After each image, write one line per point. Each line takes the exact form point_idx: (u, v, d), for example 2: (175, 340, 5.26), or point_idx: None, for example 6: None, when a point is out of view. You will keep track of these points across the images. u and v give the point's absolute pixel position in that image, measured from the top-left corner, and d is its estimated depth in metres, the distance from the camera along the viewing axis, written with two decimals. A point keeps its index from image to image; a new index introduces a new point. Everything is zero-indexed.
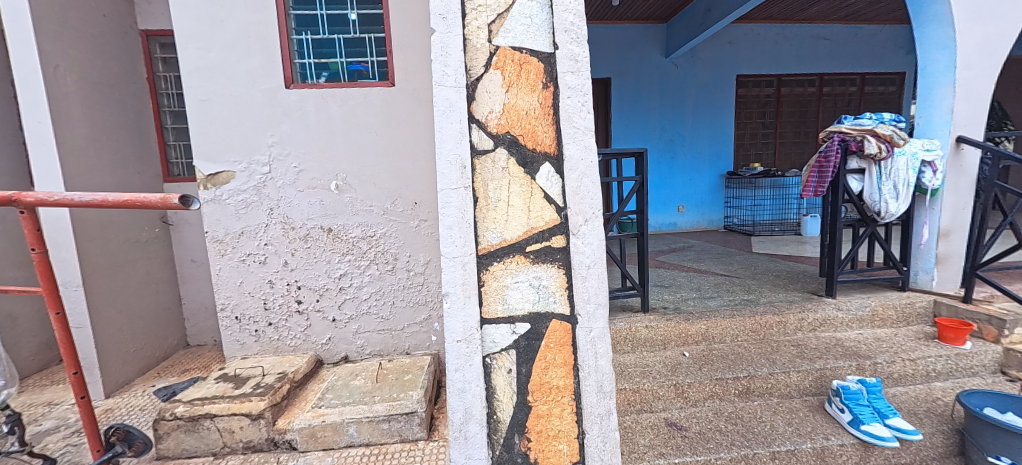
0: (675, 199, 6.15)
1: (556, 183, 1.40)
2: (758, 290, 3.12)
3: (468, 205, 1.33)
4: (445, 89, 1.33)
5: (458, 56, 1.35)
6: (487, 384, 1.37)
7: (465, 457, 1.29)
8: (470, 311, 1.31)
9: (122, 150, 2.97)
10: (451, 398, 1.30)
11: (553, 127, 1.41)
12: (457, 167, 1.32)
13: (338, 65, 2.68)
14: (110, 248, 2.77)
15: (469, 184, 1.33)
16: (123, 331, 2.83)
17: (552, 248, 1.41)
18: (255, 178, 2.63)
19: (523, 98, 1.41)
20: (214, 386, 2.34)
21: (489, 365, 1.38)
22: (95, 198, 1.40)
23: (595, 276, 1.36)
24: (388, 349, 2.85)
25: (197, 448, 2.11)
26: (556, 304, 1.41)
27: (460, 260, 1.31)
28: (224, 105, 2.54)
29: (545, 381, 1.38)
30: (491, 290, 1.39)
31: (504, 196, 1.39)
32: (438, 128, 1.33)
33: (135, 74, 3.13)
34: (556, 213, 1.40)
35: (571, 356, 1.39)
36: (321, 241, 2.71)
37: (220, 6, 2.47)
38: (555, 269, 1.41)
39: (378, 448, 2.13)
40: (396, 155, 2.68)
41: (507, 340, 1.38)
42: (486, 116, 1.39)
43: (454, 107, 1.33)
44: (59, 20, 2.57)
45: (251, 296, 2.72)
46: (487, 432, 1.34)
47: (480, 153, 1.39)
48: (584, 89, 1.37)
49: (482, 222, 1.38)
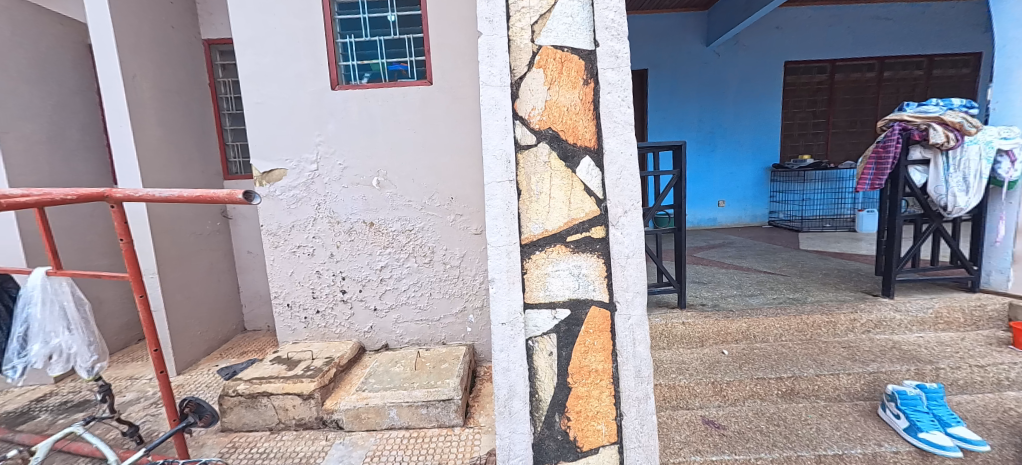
0: (715, 193, 5.91)
1: (596, 176, 1.41)
2: (807, 288, 2.96)
3: (512, 197, 1.36)
4: (491, 88, 1.37)
5: (502, 57, 1.37)
6: (530, 366, 1.40)
7: (509, 431, 1.34)
8: (514, 295, 1.35)
9: (189, 150, 3.24)
10: (495, 376, 1.35)
11: (594, 122, 1.41)
12: (502, 162, 1.35)
13: (379, 66, 2.78)
14: (180, 239, 3.03)
15: (513, 178, 1.36)
16: (190, 315, 3.10)
17: (592, 238, 1.42)
18: (304, 175, 2.79)
19: (564, 95, 1.41)
20: (270, 367, 2.53)
21: (531, 348, 1.40)
22: (172, 193, 1.54)
23: (634, 266, 1.35)
24: (425, 338, 2.96)
25: (256, 423, 2.30)
26: (596, 292, 1.41)
27: (504, 248, 1.35)
28: (276, 107, 2.72)
29: (584, 365, 1.40)
30: (533, 278, 1.41)
31: (546, 189, 1.41)
32: (484, 125, 1.37)
33: (199, 80, 3.39)
34: (595, 205, 1.41)
35: (610, 342, 1.40)
36: (364, 235, 2.84)
37: (274, 14, 2.64)
38: (594, 258, 1.42)
39: (416, 432, 2.22)
40: (433, 152, 2.75)
41: (548, 324, 1.41)
42: (529, 113, 1.41)
43: (499, 105, 1.36)
44: (136, 33, 2.84)
45: (301, 285, 2.91)
46: (529, 409, 1.38)
47: (523, 148, 1.41)
48: (624, 85, 1.36)
49: (524, 213, 1.40)
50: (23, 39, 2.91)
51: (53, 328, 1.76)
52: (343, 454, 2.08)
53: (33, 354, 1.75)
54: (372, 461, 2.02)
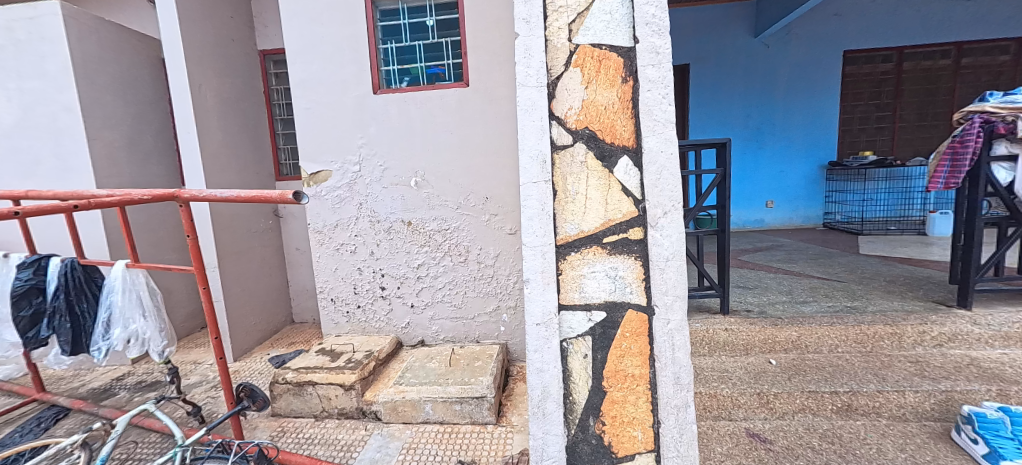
0: (762, 193, 5.60)
1: (634, 176, 1.37)
2: (866, 296, 2.74)
3: (548, 198, 1.35)
4: (527, 89, 1.37)
5: (540, 57, 1.37)
6: (564, 367, 1.39)
7: (542, 432, 1.34)
8: (549, 296, 1.35)
9: (246, 153, 3.48)
10: (529, 377, 1.35)
11: (633, 121, 1.38)
12: (538, 162, 1.35)
13: (418, 69, 2.85)
14: (237, 236, 3.27)
15: (549, 178, 1.36)
16: (246, 306, 3.33)
17: (629, 240, 1.39)
18: (348, 176, 2.92)
19: (602, 94, 1.39)
20: (315, 358, 2.67)
21: (565, 349, 1.39)
22: (232, 194, 1.67)
23: (674, 269, 1.31)
24: (459, 336, 3.01)
25: (302, 410, 2.43)
26: (633, 295, 1.38)
27: (539, 249, 1.35)
28: (323, 111, 2.86)
29: (620, 369, 1.37)
30: (568, 279, 1.40)
31: (582, 189, 1.39)
32: (520, 125, 1.37)
33: (255, 87, 3.64)
34: (633, 206, 1.38)
35: (647, 346, 1.37)
36: (402, 234, 2.93)
37: (321, 24, 2.78)
38: (632, 260, 1.39)
39: (450, 427, 2.26)
40: (468, 153, 2.79)
41: (583, 326, 1.39)
42: (565, 113, 1.40)
43: (535, 106, 1.36)
44: (201, 46, 3.08)
45: (344, 280, 3.04)
46: (563, 411, 1.37)
47: (560, 148, 1.40)
48: (666, 81, 1.31)
49: (560, 214, 1.39)
50: (108, 55, 3.24)
51: (130, 315, 1.96)
52: (381, 445, 2.16)
53: (115, 338, 1.95)
54: (407, 453, 2.08)
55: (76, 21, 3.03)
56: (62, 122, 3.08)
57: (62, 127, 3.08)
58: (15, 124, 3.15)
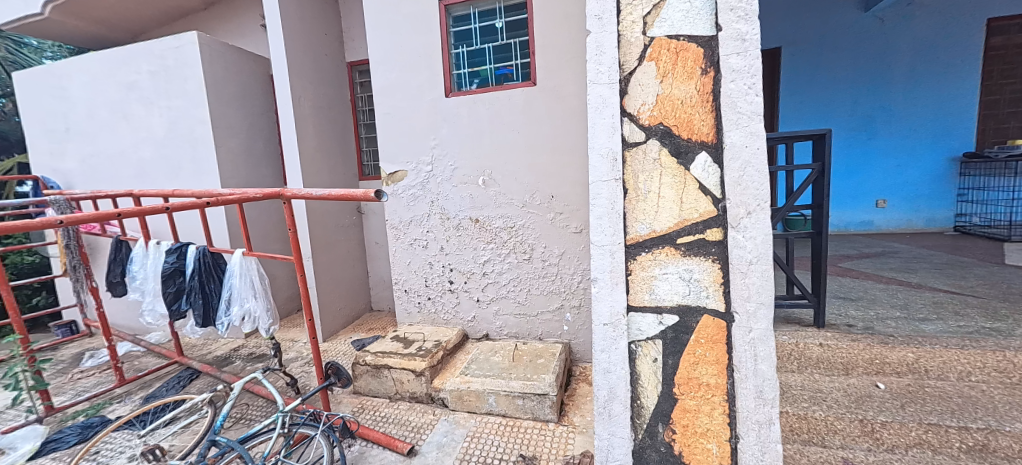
0: (870, 191, 4.90)
1: (713, 173, 1.28)
2: (1011, 316, 2.27)
3: (618, 196, 1.32)
4: (598, 86, 1.34)
5: (612, 53, 1.33)
6: (632, 370, 1.35)
7: (607, 433, 1.33)
8: (618, 296, 1.32)
9: (335, 155, 3.85)
10: (595, 376, 1.34)
11: (713, 115, 1.28)
12: (608, 160, 1.33)
13: (487, 71, 2.92)
14: (327, 230, 3.63)
15: (619, 176, 1.32)
16: (333, 293, 3.69)
17: (707, 241, 1.30)
18: (421, 176, 3.09)
19: (679, 87, 1.31)
20: (390, 344, 2.88)
21: (633, 352, 1.35)
22: (325, 192, 1.86)
23: (759, 273, 1.20)
24: (523, 332, 3.04)
25: (379, 390, 2.64)
26: (710, 300, 1.29)
27: (608, 248, 1.32)
28: (400, 115, 3.06)
29: (693, 376, 1.30)
30: (638, 280, 1.35)
31: (655, 187, 1.33)
32: (590, 123, 1.35)
33: (343, 95, 4.00)
34: (712, 205, 1.28)
35: (724, 355, 1.27)
36: (470, 231, 3.03)
37: (400, 34, 2.97)
38: (709, 262, 1.30)
39: (513, 421, 2.30)
40: (534, 152, 2.81)
41: (653, 330, 1.33)
42: (638, 109, 1.34)
43: (606, 103, 1.33)
44: (300, 61, 3.47)
45: (416, 273, 3.23)
46: (631, 415, 1.33)
47: (631, 145, 1.35)
48: (752, 70, 1.21)
49: (629, 213, 1.34)
50: (230, 73, 3.78)
51: (245, 295, 2.27)
52: (447, 430, 2.27)
53: (234, 315, 2.27)
54: (471, 442, 2.17)
55: (206, 46, 3.57)
56: (196, 132, 3.66)
57: (196, 136, 3.66)
58: (163, 135, 3.81)
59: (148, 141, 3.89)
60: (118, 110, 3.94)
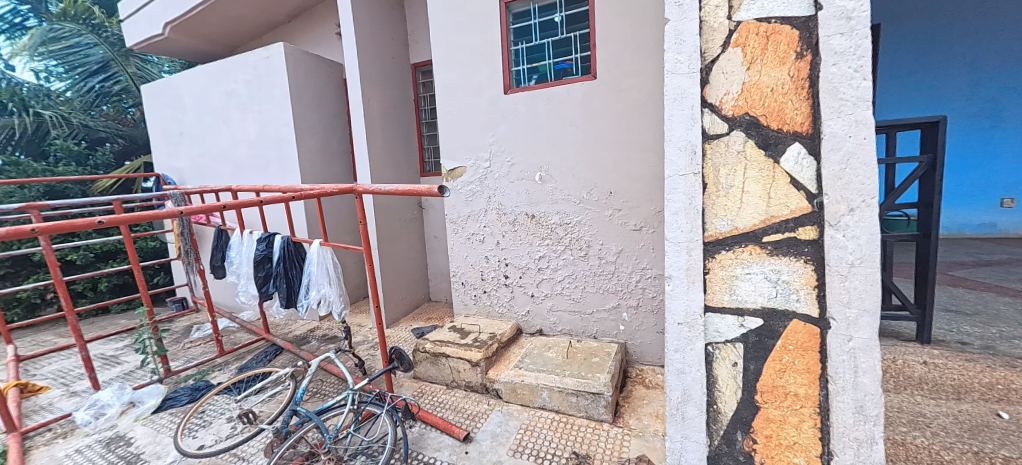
0: (997, 186, 4.46)
1: (808, 166, 1.17)
2: None
3: (697, 191, 1.26)
4: (677, 77, 1.27)
5: (693, 41, 1.25)
6: (708, 373, 1.29)
7: (681, 436, 1.30)
8: (694, 296, 1.26)
9: (399, 153, 4.06)
10: (668, 377, 1.31)
11: (808, 102, 1.17)
12: (687, 154, 1.26)
13: (546, 66, 2.90)
14: (392, 223, 3.84)
15: (699, 171, 1.26)
16: (396, 283, 3.90)
17: (798, 240, 1.19)
18: (479, 172, 3.16)
19: (768, 74, 1.21)
20: (448, 333, 2.99)
21: (710, 354, 1.28)
22: (391, 187, 2.01)
23: (861, 277, 1.09)
24: (577, 330, 3.01)
25: (437, 377, 2.76)
26: (800, 304, 1.19)
27: (684, 245, 1.27)
28: (460, 113, 3.15)
29: (779, 384, 1.21)
30: (717, 279, 1.28)
31: (739, 181, 1.24)
32: (668, 115, 1.29)
33: (408, 96, 4.19)
34: (806, 201, 1.18)
35: (817, 364, 1.17)
36: (526, 226, 3.05)
37: (461, 34, 3.05)
38: (801, 263, 1.19)
39: (565, 418, 2.30)
40: (592, 147, 2.75)
41: (733, 332, 1.26)
42: (720, 99, 1.26)
43: (686, 94, 1.26)
44: (371, 64, 3.69)
45: (473, 267, 3.32)
46: (706, 420, 1.28)
47: (712, 138, 1.27)
48: (859, 51, 1.08)
49: (709, 208, 1.27)
50: (309, 79, 4.12)
51: (321, 281, 2.48)
52: (501, 421, 2.32)
53: (312, 298, 2.49)
54: (525, 434, 2.20)
55: (290, 55, 3.91)
56: (282, 133, 4.04)
57: (281, 136, 4.05)
58: (255, 137, 4.25)
59: (242, 142, 4.36)
60: (220, 115, 4.46)
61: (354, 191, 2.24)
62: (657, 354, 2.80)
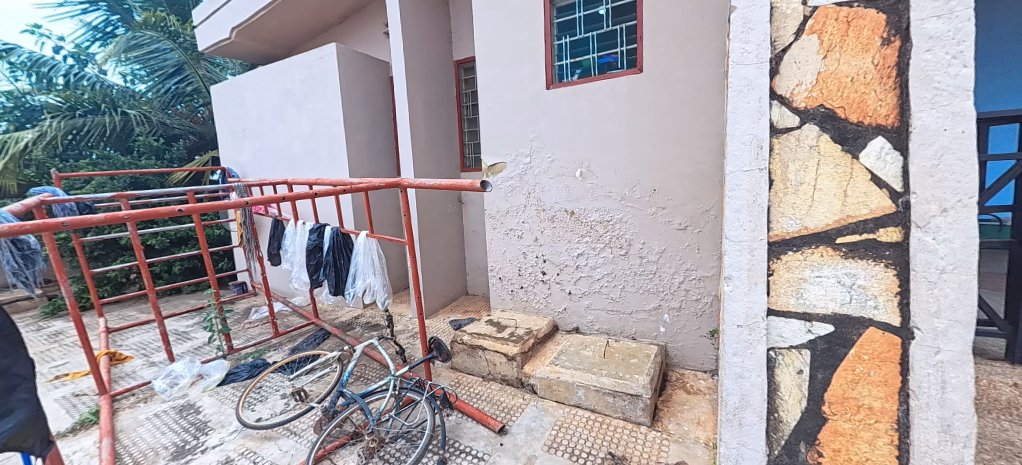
0: None
1: (893, 162, 1.03)
2: None
3: (763, 188, 1.14)
4: (744, 67, 1.16)
5: (762, 29, 1.14)
6: (769, 380, 1.17)
7: (737, 443, 1.21)
8: (757, 298, 1.15)
9: (441, 148, 4.14)
10: (725, 381, 1.21)
11: (896, 92, 1.03)
12: (752, 148, 1.15)
13: (590, 61, 2.84)
14: (432, 217, 3.95)
15: (766, 166, 1.14)
16: (435, 276, 4.01)
17: (878, 242, 1.06)
18: (519, 168, 3.17)
19: (848, 62, 1.08)
20: (485, 326, 3.04)
21: (772, 360, 1.17)
22: (438, 182, 2.16)
23: (954, 286, 0.96)
24: (614, 329, 2.96)
25: (473, 369, 2.82)
26: (878, 311, 1.06)
27: (747, 245, 1.16)
28: (502, 109, 3.17)
29: (849, 396, 1.10)
30: (782, 281, 1.16)
31: (811, 177, 1.12)
32: (730, 109, 1.18)
33: (450, 92, 4.26)
34: (889, 199, 1.04)
35: (896, 377, 1.05)
36: (565, 223, 3.03)
37: (504, 30, 3.06)
38: (882, 267, 1.06)
39: (601, 417, 2.27)
40: (636, 143, 2.68)
41: (799, 338, 1.14)
42: (792, 90, 1.13)
43: (753, 85, 1.15)
44: (416, 62, 3.79)
45: (511, 262, 3.34)
46: (766, 429, 1.17)
47: (781, 132, 1.15)
48: (960, 35, 0.93)
49: (775, 205, 1.15)
50: (359, 77, 4.29)
51: (367, 272, 2.59)
52: (536, 416, 2.33)
53: (358, 287, 2.61)
54: (559, 431, 2.20)
55: (342, 55, 4.09)
56: (332, 130, 4.25)
57: (332, 132, 4.26)
58: (308, 133, 4.50)
59: (296, 138, 4.63)
60: (277, 112, 4.75)
61: (399, 185, 2.33)
62: (699, 359, 2.71)
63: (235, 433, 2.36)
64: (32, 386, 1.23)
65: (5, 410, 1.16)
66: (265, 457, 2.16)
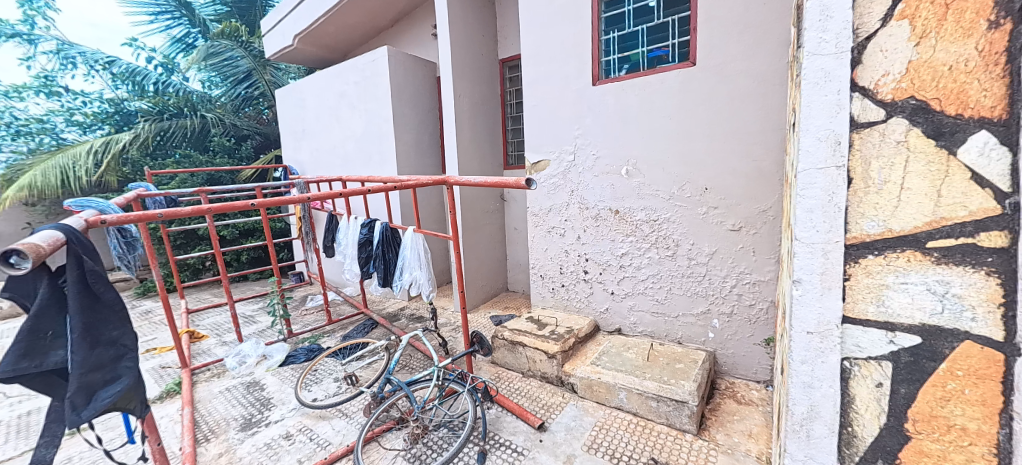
0: None
1: (1003, 159, 0.77)
2: None
3: (840, 189, 0.90)
4: (820, 59, 0.90)
5: (844, 15, 0.87)
6: (843, 391, 0.95)
7: (804, 457, 1.01)
8: (830, 304, 0.93)
9: (484, 147, 4.19)
10: (790, 388, 1.01)
11: (1008, 81, 0.76)
12: (828, 144, 0.90)
13: (639, 55, 2.76)
14: (475, 214, 4.02)
15: (844, 165, 0.89)
16: (477, 271, 4.09)
17: (981, 249, 0.79)
18: (563, 165, 3.15)
19: (949, 46, 0.80)
20: (525, 323, 3.06)
21: (845, 370, 0.94)
22: (483, 179, 2.27)
23: None
24: (659, 332, 2.87)
25: (513, 365, 2.85)
26: (978, 324, 0.81)
27: (819, 248, 0.93)
28: (547, 106, 3.16)
29: (941, 417, 0.86)
30: (859, 287, 0.91)
31: (897, 176, 0.86)
32: (801, 102, 0.92)
33: (494, 91, 4.30)
34: (997, 199, 0.78)
35: (999, 397, 0.80)
36: (609, 222, 2.97)
37: (551, 27, 3.04)
38: (987, 274, 0.79)
39: (643, 422, 2.22)
40: (687, 139, 2.57)
41: (879, 350, 0.90)
42: (875, 82, 0.86)
43: (831, 76, 0.89)
44: (462, 62, 3.86)
45: (552, 260, 3.33)
46: (840, 443, 0.96)
47: (862, 126, 0.88)
48: None
49: (852, 206, 0.90)
50: (408, 78, 4.44)
51: (413, 266, 2.69)
52: (575, 415, 2.32)
53: (404, 280, 2.71)
54: (599, 432, 2.17)
55: (393, 57, 4.24)
56: (382, 129, 4.44)
57: (382, 132, 4.45)
58: (361, 132, 4.72)
59: (350, 137, 4.88)
60: (333, 113, 5.03)
61: (445, 182, 2.42)
62: (751, 368, 2.56)
63: (294, 410, 2.55)
64: (135, 355, 1.41)
65: (114, 375, 1.33)
66: (320, 434, 2.32)
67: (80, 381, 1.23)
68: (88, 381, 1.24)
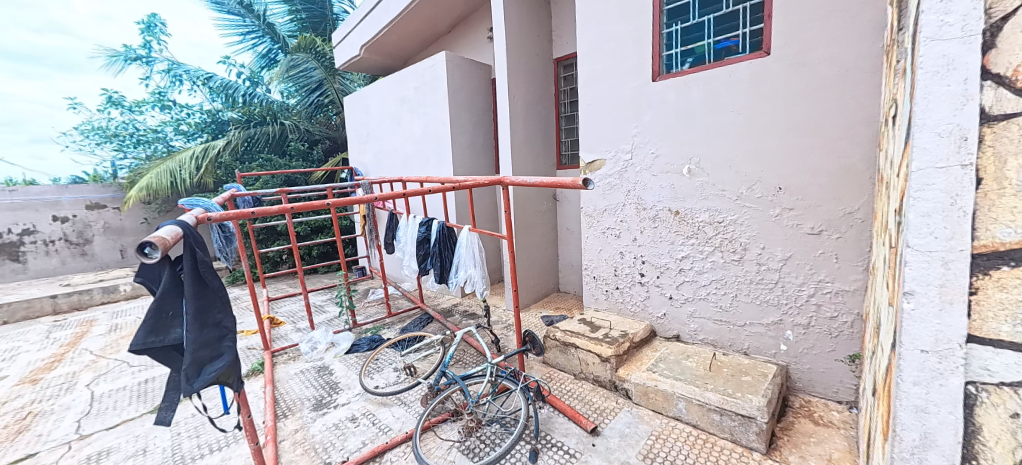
0: None
1: None
2: None
3: (966, 191, 0.81)
4: (941, 44, 0.82)
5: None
6: (969, 421, 0.84)
7: None
8: (951, 321, 0.83)
9: (537, 147, 4.20)
10: (898, 412, 0.92)
11: None
12: (951, 141, 0.82)
13: (705, 47, 2.60)
14: (528, 213, 4.04)
15: (972, 164, 0.81)
16: (528, 271, 4.11)
17: None
18: (619, 165, 3.06)
19: None
20: (578, 325, 3.02)
21: (970, 396, 0.83)
22: (538, 180, 2.31)
23: None
24: (722, 341, 2.70)
25: (565, 366, 2.83)
26: None
27: (939, 258, 0.84)
28: (604, 105, 3.09)
29: None
30: (988, 302, 0.81)
31: None
32: (917, 93, 0.85)
33: (548, 91, 4.29)
34: None
35: None
36: (668, 223, 2.84)
37: (609, 23, 2.97)
38: None
39: (704, 435, 2.11)
40: (758, 135, 2.39)
41: (1015, 375, 0.79)
42: (1012, 69, 0.78)
43: (954, 65, 0.82)
44: (517, 63, 3.90)
45: (607, 261, 3.26)
46: None
47: (994, 120, 0.79)
48: None
49: (981, 211, 0.81)
50: (464, 81, 4.56)
51: (468, 264, 2.76)
52: (630, 422, 2.26)
53: (460, 277, 2.79)
54: (656, 442, 2.09)
55: (450, 62, 4.39)
56: (440, 131, 4.60)
57: (439, 134, 4.61)
58: (419, 134, 4.93)
59: (409, 139, 5.12)
60: (394, 117, 5.30)
61: (502, 182, 2.50)
62: (831, 386, 2.33)
63: (358, 395, 2.73)
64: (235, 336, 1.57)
65: (218, 353, 1.51)
66: (382, 419, 2.46)
67: (193, 356, 1.42)
68: (197, 357, 1.43)
